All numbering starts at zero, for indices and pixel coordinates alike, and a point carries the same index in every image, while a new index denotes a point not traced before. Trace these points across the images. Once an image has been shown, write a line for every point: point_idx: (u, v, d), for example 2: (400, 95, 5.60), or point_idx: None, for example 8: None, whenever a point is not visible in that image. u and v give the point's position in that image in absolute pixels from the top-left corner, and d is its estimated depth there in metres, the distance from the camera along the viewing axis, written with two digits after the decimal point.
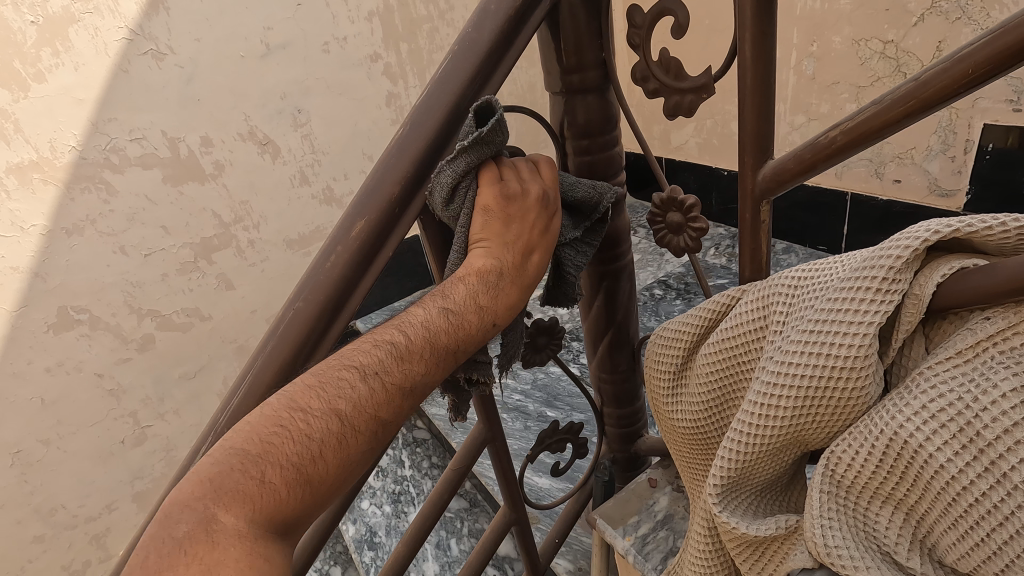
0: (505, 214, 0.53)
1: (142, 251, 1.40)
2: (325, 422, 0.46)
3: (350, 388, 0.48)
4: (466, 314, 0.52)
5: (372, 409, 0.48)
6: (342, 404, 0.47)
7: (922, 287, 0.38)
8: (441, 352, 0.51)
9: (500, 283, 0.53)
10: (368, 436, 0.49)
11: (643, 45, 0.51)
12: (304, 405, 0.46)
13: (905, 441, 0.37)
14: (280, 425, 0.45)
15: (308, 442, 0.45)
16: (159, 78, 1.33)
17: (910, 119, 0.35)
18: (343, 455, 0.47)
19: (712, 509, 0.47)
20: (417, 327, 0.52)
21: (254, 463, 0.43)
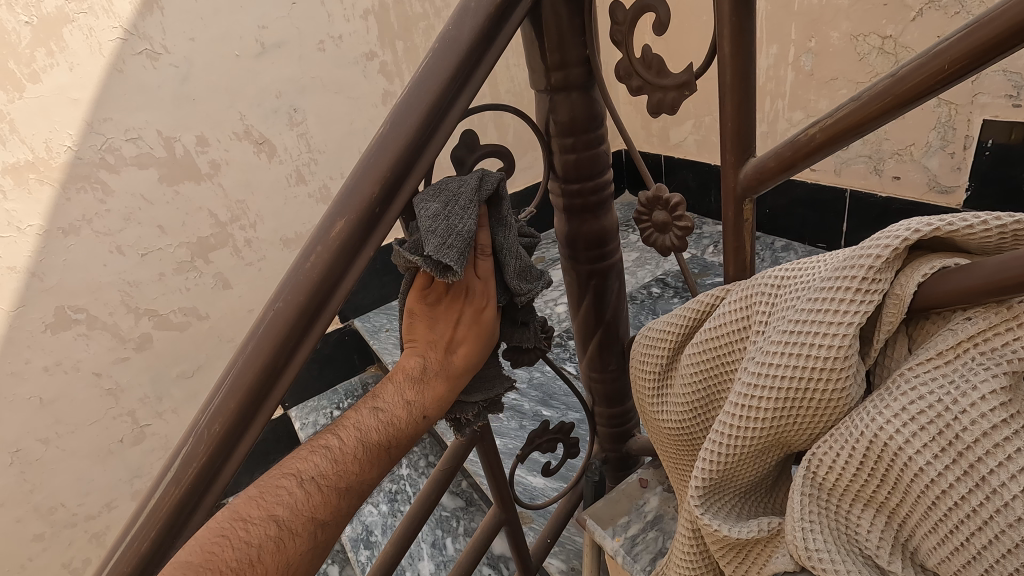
0: (427, 306, 0.61)
1: (139, 250, 1.41)
2: (264, 528, 0.52)
3: (291, 491, 0.54)
4: (395, 412, 0.59)
5: (308, 511, 0.54)
6: (279, 510, 0.53)
7: (903, 286, 0.37)
8: (373, 448, 0.57)
9: (425, 379, 0.60)
10: (308, 536, 0.54)
11: (625, 42, 0.51)
12: (248, 516, 0.53)
13: (886, 444, 0.36)
14: (222, 536, 0.51)
15: (246, 549, 0.51)
16: (154, 77, 1.33)
17: (887, 116, 0.35)
18: (289, 557, 0.53)
19: (694, 511, 0.46)
20: (349, 430, 0.58)
21: (195, 572, 0.48)
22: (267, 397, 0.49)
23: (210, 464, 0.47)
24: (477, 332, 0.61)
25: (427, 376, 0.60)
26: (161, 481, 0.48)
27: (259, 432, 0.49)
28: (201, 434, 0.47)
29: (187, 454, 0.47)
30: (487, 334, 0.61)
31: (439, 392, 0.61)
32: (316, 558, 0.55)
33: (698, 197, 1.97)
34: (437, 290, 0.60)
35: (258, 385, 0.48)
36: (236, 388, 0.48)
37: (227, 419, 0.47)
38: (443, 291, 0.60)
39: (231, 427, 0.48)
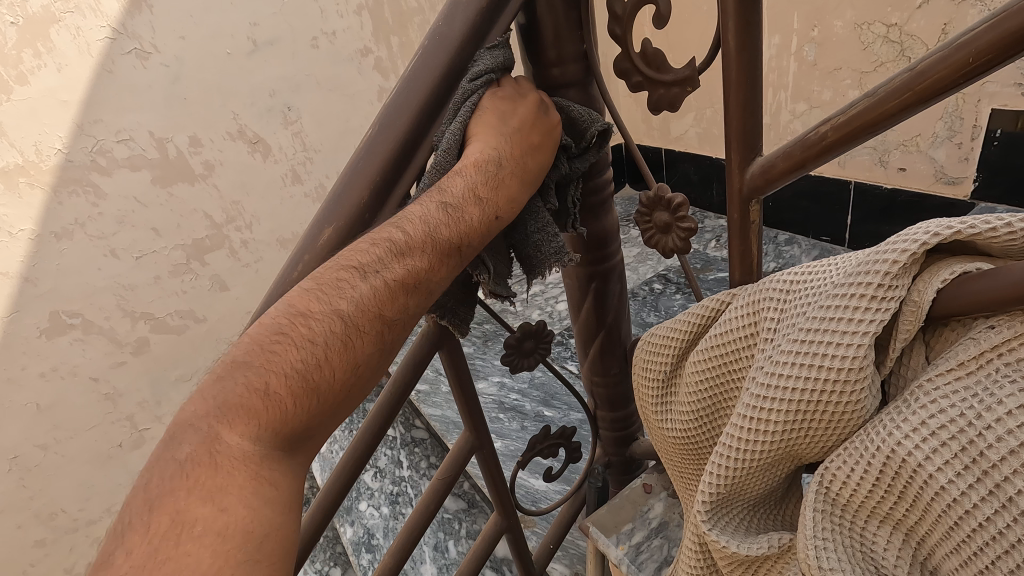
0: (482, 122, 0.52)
1: (133, 253, 1.39)
2: (327, 326, 0.45)
3: (360, 299, 0.47)
4: (467, 214, 0.50)
5: (376, 308, 0.47)
6: (343, 306, 0.46)
7: (920, 293, 0.35)
8: (441, 244, 0.49)
9: (500, 173, 0.51)
10: (374, 338, 0.48)
11: (624, 36, 0.49)
12: (319, 313, 0.45)
13: (904, 460, 0.35)
14: (283, 335, 0.45)
15: (312, 348, 0.45)
16: (144, 77, 1.30)
17: (905, 114, 0.33)
18: (359, 368, 0.47)
19: (702, 524, 0.44)
20: (414, 222, 0.49)
21: (257, 374, 0.44)
22: None
23: None
24: (550, 141, 0.54)
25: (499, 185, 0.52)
26: None
27: None
28: None
29: None
30: (557, 145, 0.55)
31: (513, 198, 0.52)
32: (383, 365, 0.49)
33: (700, 191, 1.94)
34: (511, 101, 0.53)
35: None
36: None
37: None
38: (518, 103, 0.53)
39: None
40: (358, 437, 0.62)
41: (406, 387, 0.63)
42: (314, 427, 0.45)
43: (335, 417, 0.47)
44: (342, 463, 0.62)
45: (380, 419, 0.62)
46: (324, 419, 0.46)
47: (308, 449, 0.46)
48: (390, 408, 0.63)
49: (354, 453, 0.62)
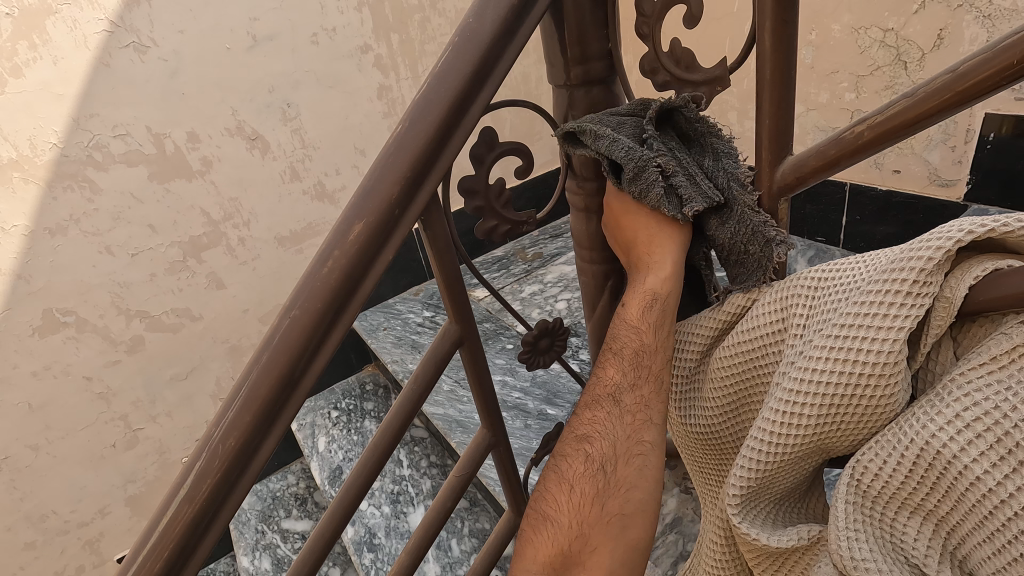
0: (620, 231, 0.54)
1: (129, 250, 1.37)
2: (571, 477, 0.52)
3: (587, 443, 0.52)
4: (648, 346, 0.52)
5: (608, 450, 0.51)
6: (580, 461, 0.52)
7: (953, 288, 0.36)
8: (637, 380, 0.52)
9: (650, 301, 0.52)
10: (619, 467, 0.51)
11: (652, 35, 0.49)
12: (558, 468, 0.53)
13: (939, 452, 0.35)
14: (542, 501, 0.52)
15: (563, 500, 0.51)
16: (142, 72, 1.28)
17: (944, 115, 0.33)
18: (615, 500, 0.50)
19: (731, 519, 0.45)
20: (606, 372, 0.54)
21: (532, 539, 0.51)
22: (282, 408, 0.47)
23: (223, 481, 0.46)
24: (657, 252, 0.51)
25: (673, 291, 0.52)
26: (173, 498, 0.46)
27: (274, 444, 0.48)
28: (215, 449, 0.46)
29: (200, 469, 0.46)
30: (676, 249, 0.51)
31: (678, 277, 0.51)
32: (646, 494, 0.50)
33: None
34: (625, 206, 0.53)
35: (274, 397, 0.46)
36: (252, 400, 0.46)
37: (243, 431, 0.46)
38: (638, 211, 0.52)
39: (246, 442, 0.46)
40: (379, 434, 0.59)
41: (428, 385, 0.60)
42: (585, 558, 0.48)
43: (608, 548, 0.49)
44: (362, 460, 0.59)
45: (401, 416, 0.60)
46: (591, 552, 0.48)
47: None
48: (411, 404, 0.60)
49: (374, 450, 0.59)
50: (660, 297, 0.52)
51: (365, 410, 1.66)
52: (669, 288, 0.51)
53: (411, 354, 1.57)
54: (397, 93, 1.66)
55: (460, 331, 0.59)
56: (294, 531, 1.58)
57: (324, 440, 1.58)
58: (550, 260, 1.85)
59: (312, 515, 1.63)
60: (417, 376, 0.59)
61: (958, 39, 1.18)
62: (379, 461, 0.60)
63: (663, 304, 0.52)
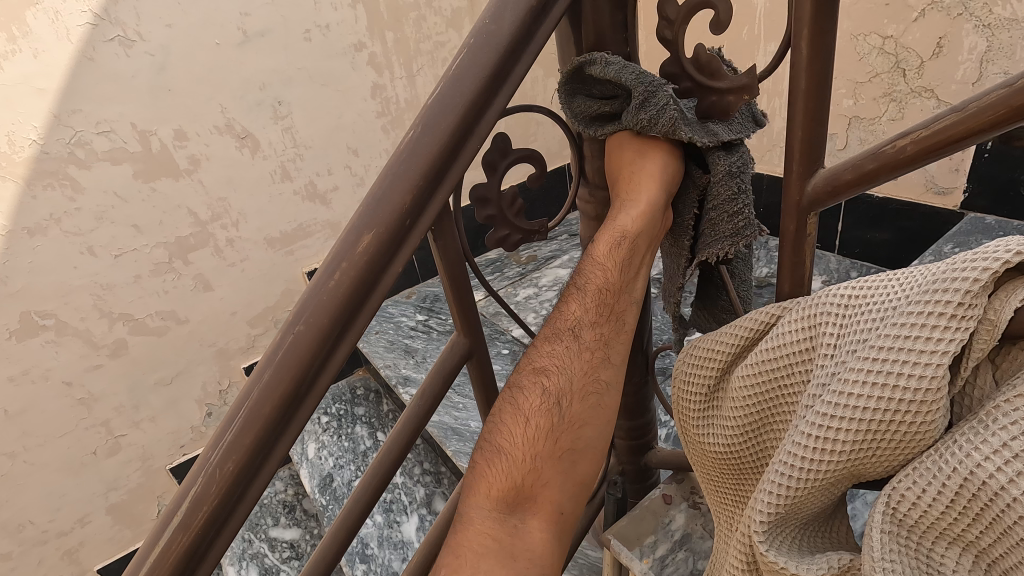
0: (613, 159, 0.57)
1: (112, 251, 1.32)
2: (535, 403, 0.52)
3: (545, 377, 0.53)
4: (612, 285, 0.55)
5: (577, 385, 0.53)
6: (544, 388, 0.53)
7: (997, 311, 0.35)
8: (598, 318, 0.55)
9: (622, 243, 0.55)
10: (581, 404, 0.53)
11: (675, 40, 0.47)
12: (511, 398, 0.53)
13: (984, 483, 0.34)
14: (495, 426, 0.52)
15: (523, 430, 0.51)
16: (128, 66, 1.24)
17: (995, 131, 0.32)
18: (568, 437, 0.52)
19: (757, 545, 0.43)
20: (573, 305, 0.56)
21: (485, 464, 0.51)
22: (284, 428, 0.45)
23: (222, 506, 0.43)
24: (644, 194, 0.54)
25: (643, 232, 0.55)
26: (166, 525, 0.43)
27: (275, 467, 0.45)
28: (212, 473, 0.43)
29: (197, 495, 0.43)
30: (656, 196, 0.54)
31: (653, 219, 0.55)
32: (599, 432, 0.53)
33: None
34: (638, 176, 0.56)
35: (276, 417, 0.43)
36: (253, 420, 0.43)
37: (243, 454, 0.43)
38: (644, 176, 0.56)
39: (246, 465, 0.43)
40: (383, 452, 0.57)
41: (434, 400, 0.57)
42: (537, 488, 0.50)
43: (559, 481, 0.52)
44: (366, 478, 0.57)
45: (407, 432, 0.57)
46: (542, 485, 0.51)
47: (541, 513, 0.51)
48: (416, 421, 0.57)
49: (378, 469, 0.57)
50: (630, 235, 0.55)
51: (356, 415, 1.62)
52: (640, 226, 0.55)
53: (404, 359, 1.54)
54: (391, 92, 1.62)
55: (468, 345, 0.57)
56: (282, 540, 1.54)
57: (314, 447, 1.54)
58: (544, 263, 1.83)
59: (301, 523, 1.59)
60: (423, 391, 0.57)
61: (957, 48, 1.18)
62: (383, 479, 0.57)
63: (630, 243, 0.55)
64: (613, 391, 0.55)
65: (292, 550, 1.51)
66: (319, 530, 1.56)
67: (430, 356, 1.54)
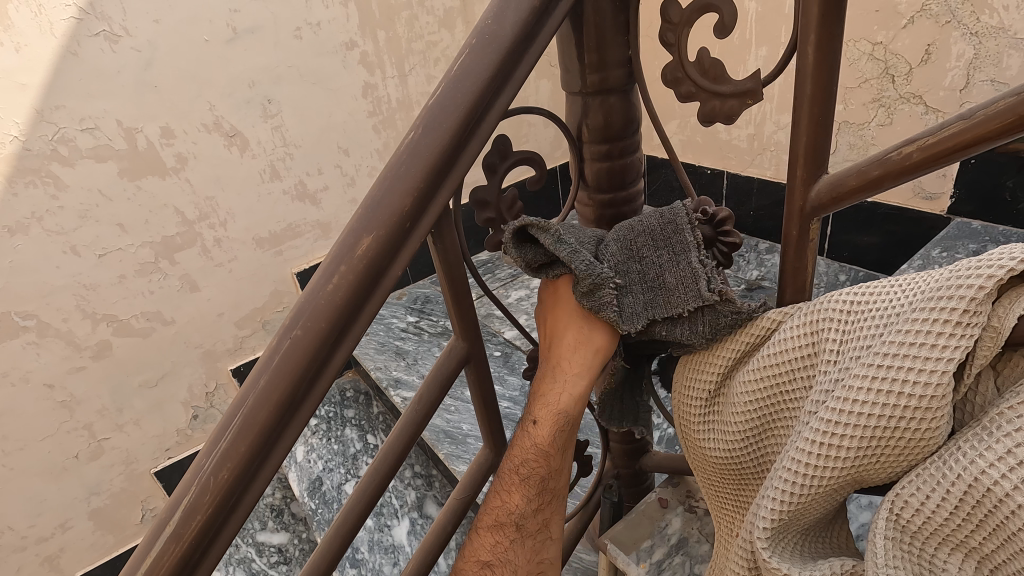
0: (553, 322, 0.57)
1: (96, 251, 1.29)
2: None
3: (493, 569, 0.61)
4: (550, 472, 0.60)
5: (526, 570, 0.62)
6: (494, 574, 0.61)
7: (1002, 317, 0.35)
8: (539, 506, 0.61)
9: (563, 428, 0.58)
10: None
11: (677, 44, 0.47)
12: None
13: (989, 489, 0.34)
14: None
15: None
16: (113, 62, 1.21)
17: (1004, 139, 0.32)
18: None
19: (759, 552, 0.43)
20: (512, 494, 0.61)
21: None
22: (281, 435, 0.44)
23: (216, 515, 0.42)
24: (580, 374, 0.56)
25: (579, 411, 0.57)
26: (159, 535, 0.42)
27: (271, 475, 0.44)
28: (206, 482, 0.41)
29: (190, 504, 0.41)
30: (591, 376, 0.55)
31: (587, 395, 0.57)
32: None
33: None
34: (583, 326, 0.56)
35: (273, 424, 0.42)
36: (248, 428, 0.42)
37: (238, 462, 0.42)
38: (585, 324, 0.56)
39: (242, 472, 0.42)
40: (380, 457, 0.56)
41: (431, 406, 0.56)
42: None
43: None
44: (363, 483, 0.56)
45: (405, 438, 0.56)
46: None
47: None
48: (414, 426, 0.56)
49: (376, 474, 0.56)
50: (569, 415, 0.57)
51: (345, 417, 1.60)
52: (578, 407, 0.57)
53: (395, 361, 1.53)
54: (382, 91, 1.61)
55: (466, 350, 0.57)
56: (270, 544, 1.53)
57: (302, 450, 1.52)
58: None
59: (289, 527, 1.57)
60: (420, 396, 0.56)
61: (945, 55, 1.19)
62: (381, 484, 0.57)
63: (568, 421, 0.57)
64: (556, 561, 0.64)
65: (280, 555, 1.50)
66: (308, 535, 1.54)
67: (421, 358, 1.53)
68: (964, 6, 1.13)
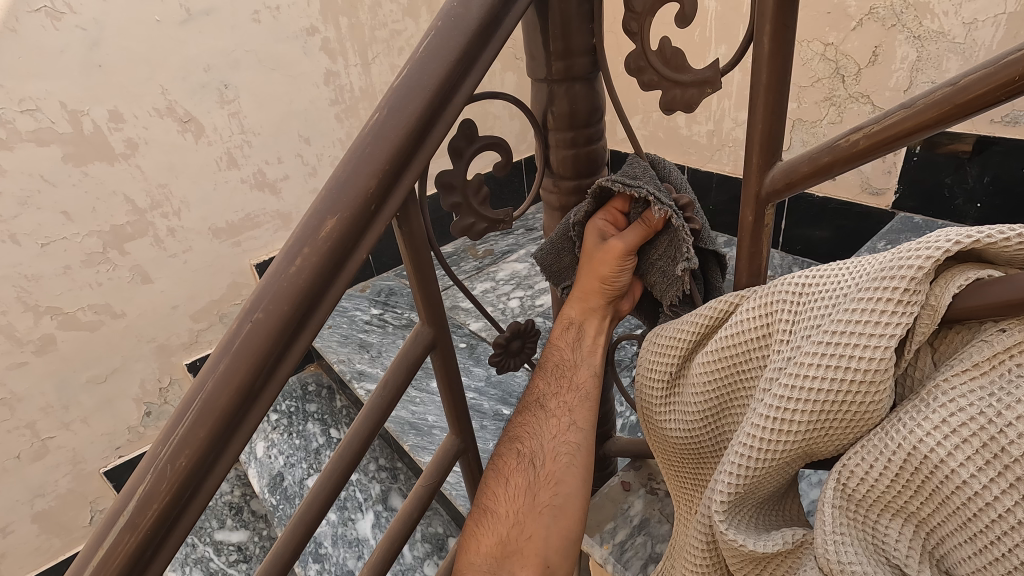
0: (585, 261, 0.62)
1: (38, 239, 1.23)
2: (519, 459, 0.63)
3: (520, 443, 0.64)
4: (567, 361, 0.65)
5: (554, 445, 0.62)
6: (522, 445, 0.64)
7: (939, 296, 0.37)
8: (560, 388, 0.65)
9: (580, 335, 0.65)
10: (560, 463, 0.61)
11: (640, 32, 0.48)
12: (497, 467, 0.65)
13: (928, 456, 0.36)
14: (490, 477, 0.64)
15: (508, 486, 0.62)
16: (56, 41, 1.16)
17: (943, 126, 0.34)
18: (545, 492, 0.61)
19: (717, 526, 0.45)
20: (540, 380, 0.67)
21: (477, 511, 0.63)
22: (241, 422, 0.43)
23: (173, 504, 0.41)
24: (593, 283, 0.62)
25: (582, 319, 0.64)
26: (111, 527, 0.41)
27: (230, 463, 0.43)
28: (162, 471, 0.40)
29: (145, 493, 0.40)
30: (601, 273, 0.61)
31: (589, 308, 0.64)
32: (572, 489, 0.61)
33: None
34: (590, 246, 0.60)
35: (233, 410, 0.41)
36: (208, 413, 0.41)
37: (196, 449, 0.41)
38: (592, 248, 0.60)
39: (201, 459, 0.41)
40: (344, 444, 0.55)
41: (397, 392, 0.56)
42: (523, 544, 0.59)
43: (542, 536, 0.59)
44: (328, 469, 0.56)
45: (369, 425, 0.56)
46: (528, 539, 0.59)
47: (526, 556, 0.58)
48: (379, 412, 0.56)
49: (339, 461, 0.55)
50: (574, 322, 0.65)
51: (307, 411, 1.57)
52: (580, 317, 0.64)
53: (358, 354, 1.51)
54: (345, 79, 1.57)
55: (433, 335, 0.56)
56: (228, 543, 1.49)
57: (263, 445, 1.49)
58: (501, 257, 1.83)
59: (249, 525, 1.53)
60: (384, 382, 0.55)
61: (890, 57, 1.25)
62: (346, 471, 0.56)
63: (572, 326, 0.65)
64: (586, 450, 0.62)
65: (239, 554, 1.46)
66: (269, 532, 1.51)
67: (386, 350, 1.51)
68: (909, 10, 1.19)
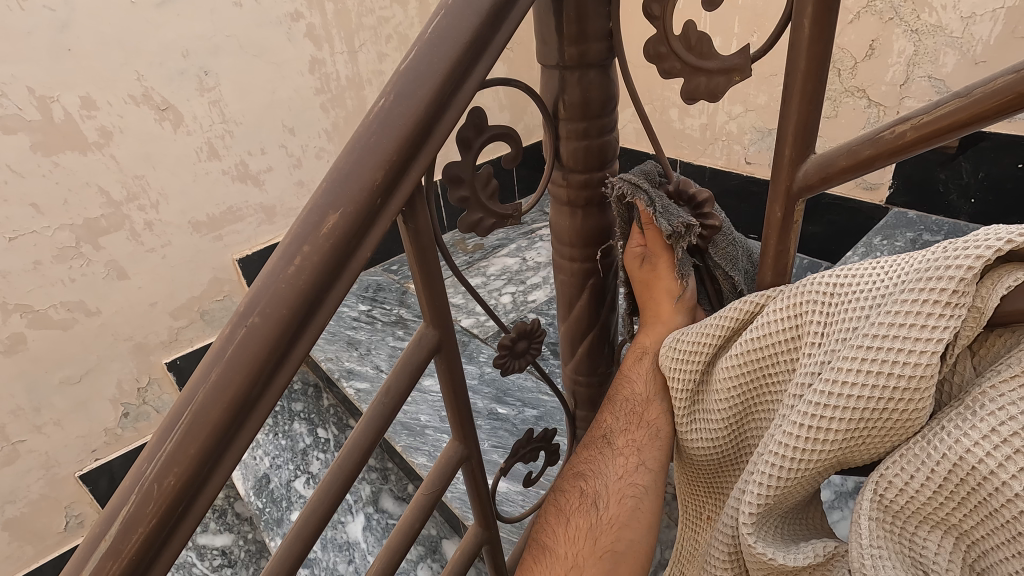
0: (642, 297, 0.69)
1: (6, 233, 1.16)
2: (582, 498, 0.63)
3: (584, 481, 0.64)
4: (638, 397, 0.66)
5: (620, 486, 0.62)
6: (586, 483, 0.64)
7: (986, 297, 0.35)
8: (627, 426, 0.64)
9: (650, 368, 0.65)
10: (624, 506, 0.61)
11: (663, 17, 0.45)
12: (560, 506, 0.65)
13: (975, 467, 0.34)
14: (552, 513, 0.65)
15: (569, 524, 0.62)
16: (22, 22, 1.09)
17: (1004, 117, 0.32)
18: (607, 536, 0.60)
19: (745, 539, 0.43)
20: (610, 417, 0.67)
21: (537, 547, 0.63)
22: (235, 434, 0.39)
23: (161, 527, 0.37)
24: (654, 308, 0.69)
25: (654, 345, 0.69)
26: (90, 553, 0.37)
27: (223, 480, 0.39)
28: (148, 491, 0.37)
29: (129, 516, 0.36)
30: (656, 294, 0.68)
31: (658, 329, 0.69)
32: (636, 534, 0.60)
33: None
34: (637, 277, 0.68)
35: (227, 422, 0.38)
36: (199, 426, 0.37)
37: (187, 466, 0.37)
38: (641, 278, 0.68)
39: (192, 477, 0.37)
40: (344, 454, 0.52)
41: (400, 397, 0.53)
42: None
43: None
44: (327, 480, 0.52)
45: (370, 433, 0.52)
46: None
47: None
48: (381, 419, 0.52)
49: (340, 472, 0.52)
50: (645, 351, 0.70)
51: (293, 411, 1.53)
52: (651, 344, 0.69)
53: (347, 351, 1.47)
54: (330, 67, 1.52)
55: (438, 337, 0.53)
56: (212, 547, 1.44)
57: None
58: (492, 252, 1.80)
59: (233, 528, 1.49)
60: (387, 388, 0.52)
61: (887, 51, 1.24)
62: (345, 483, 0.53)
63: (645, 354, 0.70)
64: (651, 495, 0.61)
65: (224, 558, 1.42)
66: (255, 535, 1.47)
67: (375, 348, 1.47)
68: (906, 3, 1.18)
